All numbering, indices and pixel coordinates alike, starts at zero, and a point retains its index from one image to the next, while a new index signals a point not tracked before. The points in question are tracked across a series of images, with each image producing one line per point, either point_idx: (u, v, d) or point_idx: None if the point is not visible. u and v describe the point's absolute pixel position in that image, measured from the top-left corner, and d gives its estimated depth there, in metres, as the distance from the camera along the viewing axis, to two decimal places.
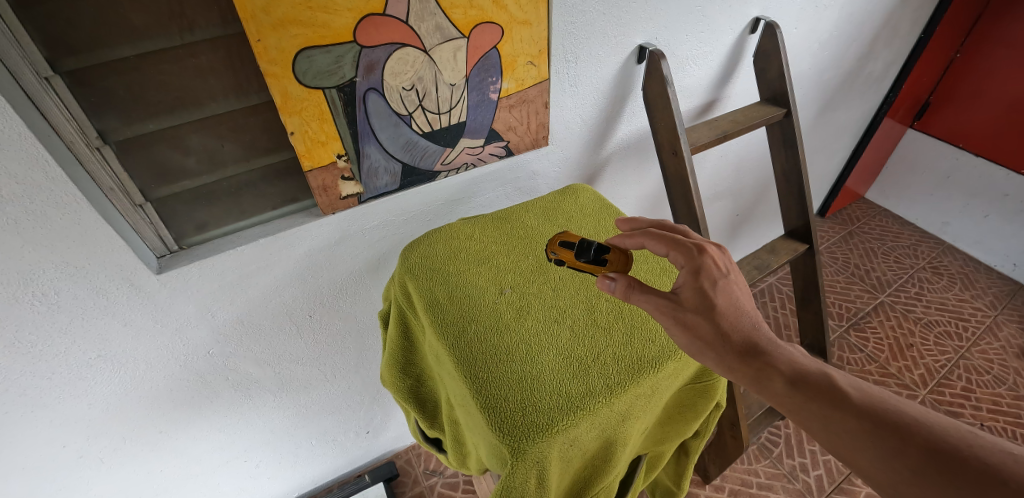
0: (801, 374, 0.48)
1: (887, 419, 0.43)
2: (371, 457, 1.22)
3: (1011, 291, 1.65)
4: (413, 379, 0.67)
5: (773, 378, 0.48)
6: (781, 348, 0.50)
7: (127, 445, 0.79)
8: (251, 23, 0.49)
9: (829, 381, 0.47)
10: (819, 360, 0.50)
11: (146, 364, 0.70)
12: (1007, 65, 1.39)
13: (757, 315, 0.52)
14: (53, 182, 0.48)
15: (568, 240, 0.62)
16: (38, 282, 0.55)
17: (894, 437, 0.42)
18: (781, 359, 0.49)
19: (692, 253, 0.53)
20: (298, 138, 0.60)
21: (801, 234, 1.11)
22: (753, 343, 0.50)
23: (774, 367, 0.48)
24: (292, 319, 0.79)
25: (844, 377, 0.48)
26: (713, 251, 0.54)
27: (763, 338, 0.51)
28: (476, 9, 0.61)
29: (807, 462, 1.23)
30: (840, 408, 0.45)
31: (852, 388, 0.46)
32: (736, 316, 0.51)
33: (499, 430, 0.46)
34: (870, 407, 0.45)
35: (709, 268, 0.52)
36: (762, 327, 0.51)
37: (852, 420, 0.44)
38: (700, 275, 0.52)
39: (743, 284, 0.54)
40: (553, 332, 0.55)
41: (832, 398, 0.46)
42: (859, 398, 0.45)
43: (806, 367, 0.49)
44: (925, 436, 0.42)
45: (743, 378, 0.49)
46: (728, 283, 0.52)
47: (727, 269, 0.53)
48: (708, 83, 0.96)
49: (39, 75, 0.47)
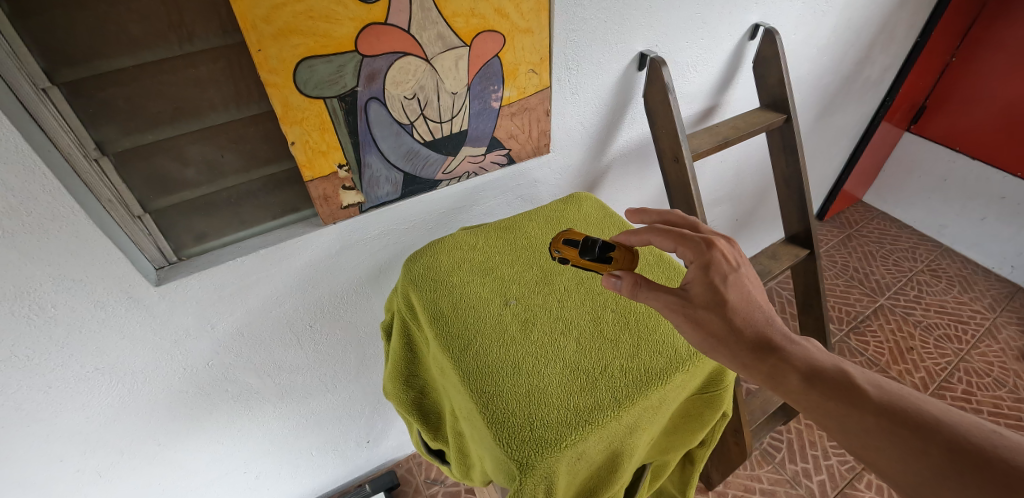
0: (817, 371, 0.48)
1: (906, 417, 0.43)
2: (372, 466, 1.21)
3: (1009, 293, 1.65)
4: (415, 390, 0.66)
5: (788, 374, 0.48)
6: (795, 344, 0.50)
7: (124, 459, 0.78)
8: (251, 33, 0.49)
9: (846, 377, 0.47)
10: (834, 355, 0.50)
11: (144, 377, 0.69)
12: (1001, 69, 1.40)
13: (769, 310, 0.52)
14: (50, 194, 0.47)
15: (573, 237, 0.60)
16: (34, 296, 0.54)
17: (913, 436, 0.42)
18: (796, 356, 0.49)
19: (701, 247, 0.53)
20: (298, 148, 0.60)
21: (802, 239, 1.11)
22: (766, 339, 0.50)
23: (789, 363, 0.48)
24: (293, 330, 0.78)
25: (861, 374, 0.47)
26: (722, 244, 0.53)
27: (776, 333, 0.50)
28: (477, 18, 0.60)
29: (810, 468, 1.22)
30: (857, 406, 0.45)
31: (870, 385, 0.46)
32: (747, 310, 0.51)
33: (506, 446, 0.45)
34: (889, 405, 0.44)
35: (719, 262, 0.52)
36: (775, 322, 0.51)
37: (870, 418, 0.44)
38: (711, 270, 0.52)
39: (753, 276, 0.53)
40: (559, 344, 0.54)
41: (849, 396, 0.46)
42: (877, 395, 0.45)
43: (821, 363, 0.48)
44: (947, 437, 0.41)
45: (757, 375, 0.49)
46: (739, 277, 0.52)
47: (737, 263, 0.53)
48: (708, 89, 0.96)
49: (36, 86, 0.47)
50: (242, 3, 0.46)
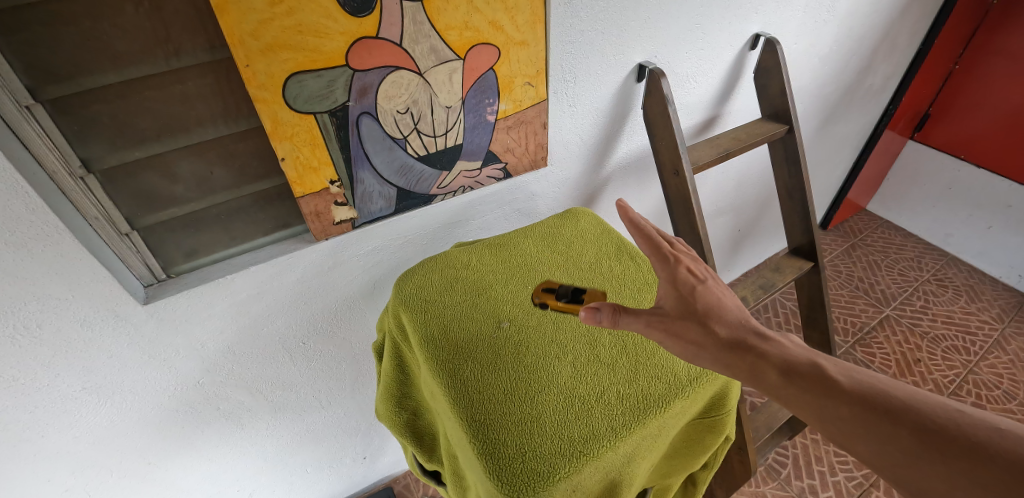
0: (792, 365, 0.45)
1: (877, 402, 0.41)
2: (369, 482, 1.19)
3: (1017, 303, 1.62)
4: (409, 411, 0.65)
5: (767, 369, 0.45)
6: (770, 342, 0.47)
7: (115, 478, 0.76)
8: (239, 48, 0.48)
9: (820, 370, 0.45)
10: (810, 348, 0.47)
11: (132, 396, 0.67)
12: (1006, 75, 1.38)
13: (745, 312, 0.51)
14: (34, 213, 0.46)
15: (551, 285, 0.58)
16: (17, 316, 0.52)
17: (885, 421, 0.40)
18: (772, 353, 0.46)
19: (669, 261, 0.53)
20: (288, 165, 0.58)
21: (806, 250, 1.09)
22: (741, 339, 0.48)
23: (766, 359, 0.46)
24: (285, 347, 0.77)
25: (833, 363, 0.45)
26: (687, 259, 0.53)
27: (750, 332, 0.48)
28: (471, 31, 0.59)
29: (817, 484, 1.19)
30: (832, 396, 0.43)
31: (842, 374, 0.44)
32: (721, 317, 0.49)
33: (498, 480, 0.44)
34: (860, 391, 0.42)
35: (685, 276, 0.52)
36: (749, 323, 0.49)
37: (845, 407, 0.42)
38: (678, 283, 0.51)
39: (723, 288, 0.52)
40: (554, 369, 0.53)
41: (823, 386, 0.43)
42: (849, 383, 0.43)
43: (798, 358, 0.46)
44: (916, 419, 0.40)
45: (737, 374, 0.47)
46: (707, 289, 0.51)
47: (705, 276, 0.52)
48: (708, 99, 0.95)
49: (19, 104, 0.45)
50: (230, 17, 0.46)
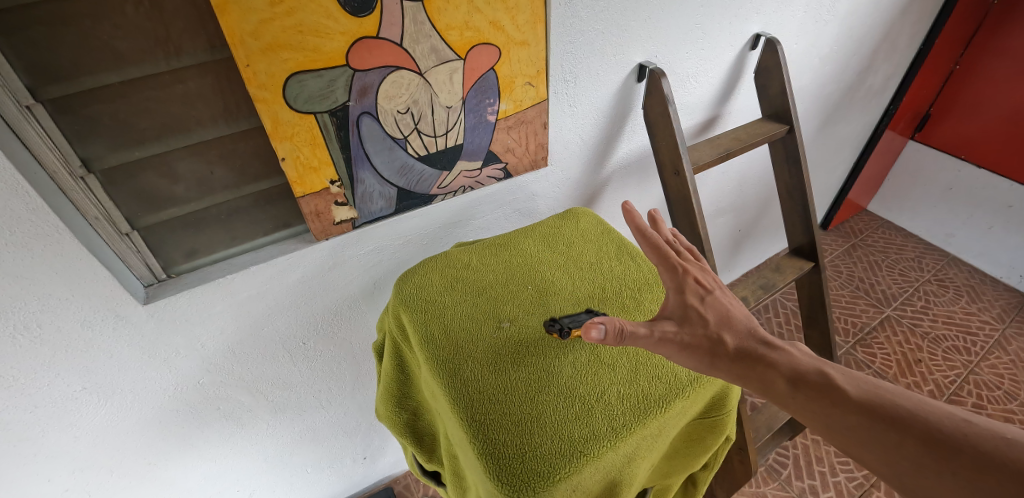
0: (800, 375, 0.46)
1: (883, 411, 0.41)
2: (369, 482, 1.18)
3: (1017, 303, 1.62)
4: (409, 412, 0.65)
5: (775, 380, 0.46)
6: (777, 350, 0.48)
7: (116, 477, 0.76)
8: (239, 48, 0.48)
9: (827, 379, 0.45)
10: (819, 358, 0.48)
11: (133, 396, 0.67)
12: (1006, 75, 1.38)
13: (753, 321, 0.51)
14: (34, 213, 0.46)
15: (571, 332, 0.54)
16: (17, 316, 0.52)
17: (890, 430, 0.40)
18: (779, 362, 0.47)
19: (675, 270, 0.53)
20: (288, 165, 0.58)
21: (807, 250, 1.09)
22: (749, 349, 0.48)
23: (773, 368, 0.46)
24: (285, 347, 0.77)
25: (841, 372, 0.45)
26: (695, 269, 0.54)
27: (759, 343, 0.49)
28: (471, 31, 0.59)
29: (817, 485, 1.19)
30: (838, 405, 0.43)
31: (850, 383, 0.44)
32: (728, 326, 0.50)
33: (498, 480, 0.44)
34: (867, 401, 0.42)
35: (693, 285, 0.52)
36: (757, 332, 0.50)
37: (850, 416, 0.42)
38: (686, 293, 0.52)
39: (731, 297, 0.53)
40: (554, 368, 0.52)
41: (829, 396, 0.44)
42: (856, 393, 0.43)
43: (805, 367, 0.46)
44: (922, 428, 0.40)
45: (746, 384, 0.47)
46: (715, 299, 0.52)
47: (712, 286, 0.53)
48: (709, 99, 0.95)
49: (19, 103, 0.45)
50: (230, 17, 0.46)
